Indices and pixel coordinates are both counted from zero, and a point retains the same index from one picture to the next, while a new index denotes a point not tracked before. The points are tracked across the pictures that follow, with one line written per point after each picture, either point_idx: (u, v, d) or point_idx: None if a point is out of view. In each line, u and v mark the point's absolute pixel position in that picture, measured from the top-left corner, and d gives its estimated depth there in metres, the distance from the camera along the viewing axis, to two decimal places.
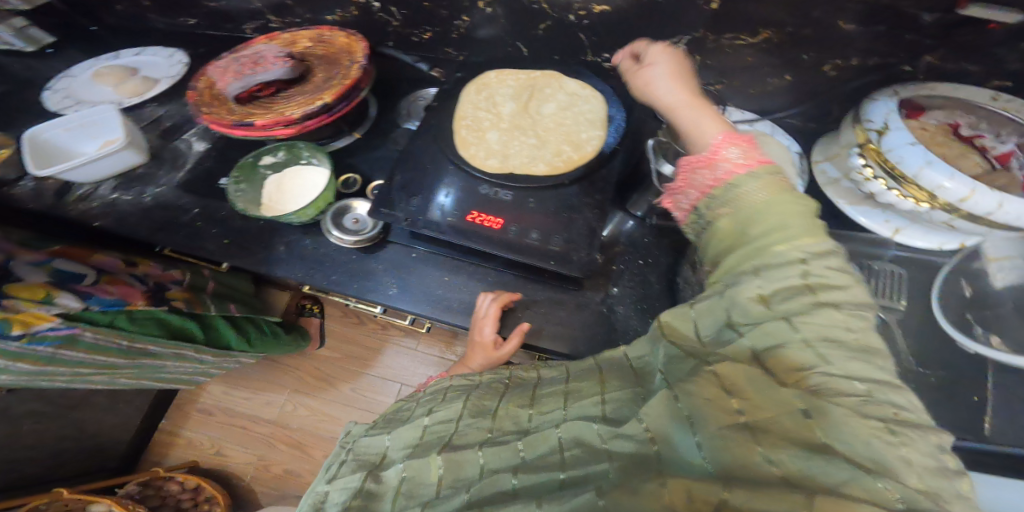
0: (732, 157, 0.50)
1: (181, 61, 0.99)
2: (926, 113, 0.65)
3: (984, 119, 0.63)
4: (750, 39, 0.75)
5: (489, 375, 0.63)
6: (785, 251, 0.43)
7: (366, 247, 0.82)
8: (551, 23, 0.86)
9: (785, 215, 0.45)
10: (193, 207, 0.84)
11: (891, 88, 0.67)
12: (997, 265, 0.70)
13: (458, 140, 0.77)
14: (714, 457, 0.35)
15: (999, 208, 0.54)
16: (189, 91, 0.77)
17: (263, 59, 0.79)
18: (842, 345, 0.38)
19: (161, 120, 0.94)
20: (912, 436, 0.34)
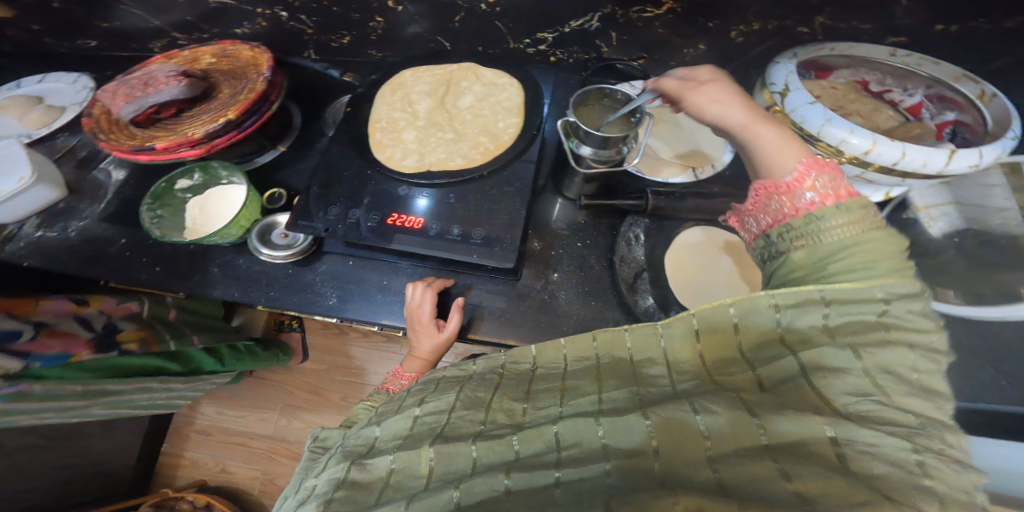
0: (803, 198, 0.48)
1: (86, 85, 0.99)
2: (833, 73, 0.70)
3: (889, 75, 0.68)
4: (656, 11, 0.76)
5: (483, 362, 0.54)
6: (859, 286, 0.42)
7: (301, 258, 0.82)
8: (464, 15, 0.84)
9: (868, 254, 0.44)
10: (120, 237, 0.84)
11: (791, 50, 0.69)
12: (928, 213, 0.74)
13: (374, 144, 0.77)
14: (733, 475, 0.36)
15: (902, 157, 0.57)
16: (85, 119, 0.76)
17: (154, 78, 0.77)
18: (902, 383, 0.39)
19: (76, 150, 0.94)
20: (943, 470, 0.35)
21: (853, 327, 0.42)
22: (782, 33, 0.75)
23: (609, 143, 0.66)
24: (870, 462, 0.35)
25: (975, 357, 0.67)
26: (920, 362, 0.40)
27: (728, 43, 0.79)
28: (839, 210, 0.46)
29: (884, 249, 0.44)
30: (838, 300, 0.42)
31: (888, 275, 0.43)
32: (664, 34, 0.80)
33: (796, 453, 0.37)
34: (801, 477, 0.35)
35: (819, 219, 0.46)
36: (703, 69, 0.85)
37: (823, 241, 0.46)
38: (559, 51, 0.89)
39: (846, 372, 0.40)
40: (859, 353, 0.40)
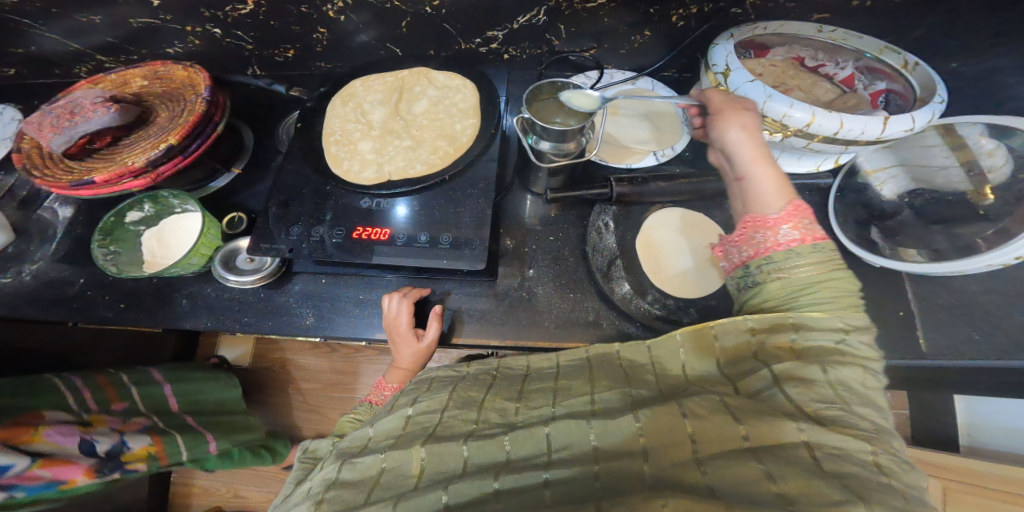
0: (785, 235, 0.52)
1: (14, 118, 0.94)
2: (770, 52, 0.70)
3: (819, 51, 0.69)
4: (598, 2, 0.76)
5: (477, 365, 0.58)
6: (824, 317, 0.48)
7: (272, 281, 0.81)
8: (410, 20, 0.83)
9: (831, 294, 0.49)
10: (78, 277, 0.82)
11: (728, 32, 0.69)
12: (877, 177, 0.77)
13: (329, 158, 0.76)
14: (717, 477, 0.40)
15: (841, 127, 0.59)
16: (13, 155, 0.73)
17: (79, 108, 0.75)
18: (862, 398, 0.44)
19: (15, 190, 0.90)
20: (898, 468, 0.39)
21: (817, 350, 0.46)
22: (719, 16, 0.75)
23: (567, 137, 0.66)
24: (836, 464, 0.39)
25: (945, 313, 0.69)
26: (870, 380, 0.45)
27: (671, 29, 0.80)
28: (812, 250, 0.51)
29: (844, 289, 0.50)
30: (807, 327, 0.47)
31: (845, 311, 0.48)
32: (609, 25, 0.81)
33: (776, 453, 0.40)
34: (786, 479, 0.38)
35: (795, 256, 0.51)
36: (653, 54, 0.86)
37: (794, 276, 0.51)
38: (510, 48, 0.89)
39: (816, 384, 0.44)
40: (825, 369, 0.44)
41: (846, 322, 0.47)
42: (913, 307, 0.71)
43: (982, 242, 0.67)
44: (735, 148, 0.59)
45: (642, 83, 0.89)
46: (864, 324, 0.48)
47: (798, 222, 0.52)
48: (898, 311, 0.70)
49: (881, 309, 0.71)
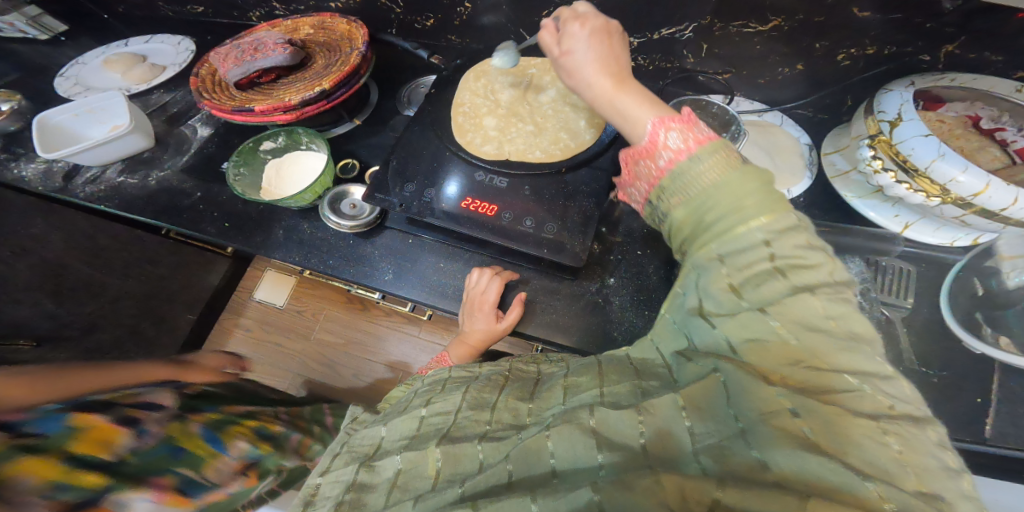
0: (672, 143, 0.48)
1: (188, 49, 1.02)
2: (945, 105, 0.66)
3: (1006, 112, 0.63)
4: (758, 27, 0.75)
5: (490, 368, 0.62)
6: (748, 232, 0.42)
7: (364, 231, 0.83)
8: (553, 10, 0.84)
9: (737, 195, 0.44)
10: (195, 191, 0.87)
11: (909, 78, 0.66)
12: (1010, 263, 0.69)
13: (455, 127, 0.77)
14: (712, 465, 0.35)
15: (1014, 203, 0.55)
16: (193, 78, 0.80)
17: (263, 44, 0.79)
18: (824, 334, 0.38)
19: (167, 106, 0.97)
20: (906, 429, 0.35)
21: (759, 275, 0.41)
22: (900, 61, 0.72)
23: None
24: (836, 438, 0.34)
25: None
26: (830, 306, 0.39)
27: (831, 66, 0.78)
28: (706, 154, 0.47)
29: (748, 186, 0.44)
30: (731, 252, 0.43)
31: (753, 215, 0.43)
32: (760, 51, 0.79)
33: (774, 438, 0.34)
34: (779, 465, 0.33)
35: (681, 172, 0.47)
36: (791, 90, 0.84)
37: (693, 192, 0.46)
38: (640, 57, 0.89)
39: (776, 340, 0.39)
40: (771, 313, 0.39)
41: (762, 231, 0.42)
42: (992, 398, 0.66)
43: None
44: (584, 87, 0.56)
45: (770, 116, 0.85)
46: (793, 224, 0.43)
47: (676, 134, 0.48)
48: (975, 397, 0.66)
49: (959, 389, 0.67)
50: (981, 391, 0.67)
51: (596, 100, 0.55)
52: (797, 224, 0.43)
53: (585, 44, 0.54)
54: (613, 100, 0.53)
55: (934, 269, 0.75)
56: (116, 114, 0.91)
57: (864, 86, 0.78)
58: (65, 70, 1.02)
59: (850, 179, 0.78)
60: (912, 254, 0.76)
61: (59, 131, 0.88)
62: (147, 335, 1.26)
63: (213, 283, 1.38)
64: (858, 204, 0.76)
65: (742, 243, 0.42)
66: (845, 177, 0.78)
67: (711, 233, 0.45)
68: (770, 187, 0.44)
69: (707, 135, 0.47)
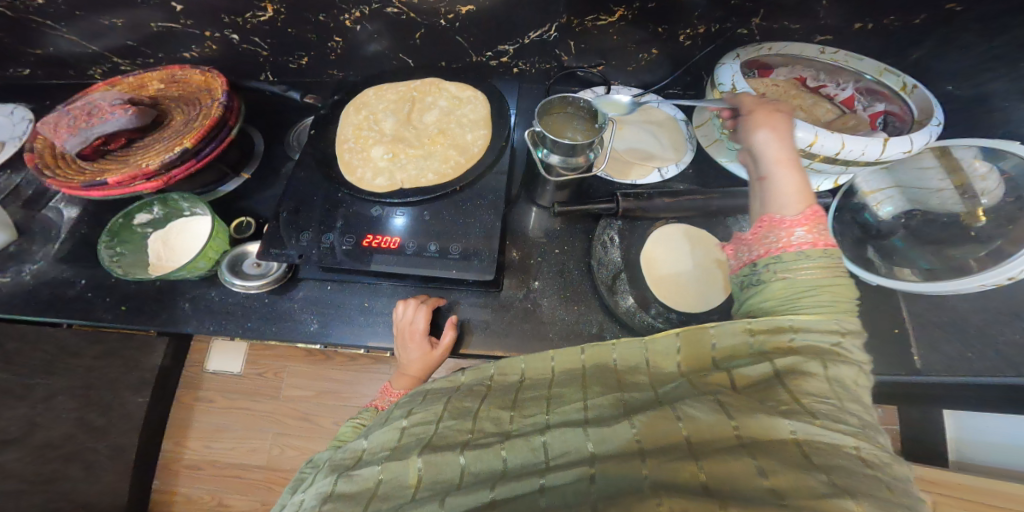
0: (799, 237, 0.51)
1: (26, 118, 0.94)
2: (773, 71, 0.74)
3: (822, 71, 0.72)
4: (609, 18, 0.78)
5: (472, 373, 0.57)
6: (822, 320, 0.48)
7: (277, 287, 0.80)
8: (423, 31, 0.85)
9: (834, 298, 0.49)
10: (80, 278, 0.81)
11: (733, 51, 0.72)
12: (873, 197, 0.79)
13: (343, 165, 0.76)
14: (712, 477, 0.40)
15: (842, 148, 0.61)
16: (27, 155, 0.74)
17: (97, 108, 0.75)
18: (850, 392, 0.45)
19: (20, 188, 0.89)
20: (886, 463, 0.40)
21: (820, 349, 0.47)
22: (723, 36, 0.78)
23: (576, 151, 0.67)
24: (828, 457, 0.40)
25: (937, 331, 0.70)
26: (860, 377, 0.46)
27: (675, 47, 0.82)
28: (822, 255, 0.50)
29: (845, 295, 0.50)
30: (806, 327, 0.48)
31: (833, 311, 0.49)
32: (618, 41, 0.83)
33: (767, 451, 0.41)
34: (774, 473, 0.39)
35: (792, 260, 0.51)
36: (659, 71, 0.89)
37: (799, 278, 0.50)
38: (520, 62, 0.90)
39: (814, 378, 0.45)
40: (825, 364, 0.45)
41: (840, 324, 0.48)
42: (907, 324, 0.71)
43: (975, 261, 0.69)
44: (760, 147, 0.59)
45: (648, 99, 0.90)
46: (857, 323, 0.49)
47: (813, 226, 0.51)
48: (893, 327, 0.71)
49: (881, 317, 0.72)
50: (896, 322, 0.71)
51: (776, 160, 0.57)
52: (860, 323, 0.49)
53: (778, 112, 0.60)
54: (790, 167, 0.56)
55: None
56: None
57: (705, 64, 0.84)
58: None
59: (721, 145, 0.84)
60: None
61: None
62: (96, 425, 1.18)
63: (154, 364, 1.33)
64: (733, 168, 0.83)
65: (815, 320, 0.48)
66: (717, 144, 0.85)
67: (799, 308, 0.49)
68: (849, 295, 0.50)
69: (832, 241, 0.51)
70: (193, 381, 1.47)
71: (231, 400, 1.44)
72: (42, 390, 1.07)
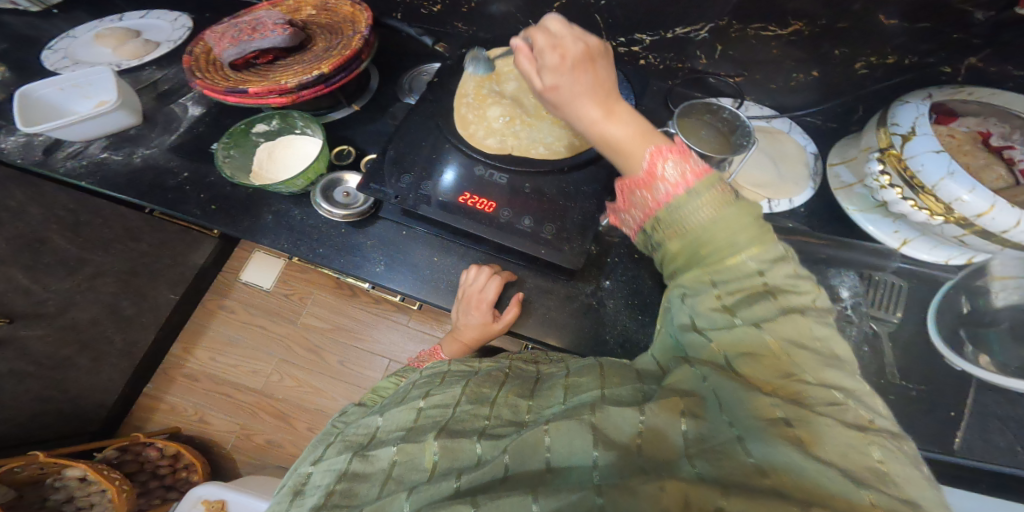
0: (669, 175, 0.48)
1: (185, 26, 0.98)
2: (958, 119, 0.65)
3: (1017, 130, 0.62)
4: (778, 31, 0.74)
5: (488, 363, 0.60)
6: (740, 265, 0.44)
7: (356, 220, 0.80)
8: (564, 2, 0.82)
9: (734, 231, 0.45)
10: (182, 170, 0.83)
11: (926, 90, 0.65)
12: (1000, 284, 0.70)
13: (458, 119, 0.75)
14: (711, 472, 0.35)
15: (1016, 225, 0.54)
16: (185, 56, 0.76)
17: (260, 25, 0.76)
18: (813, 352, 0.40)
19: (159, 84, 0.93)
20: (884, 437, 0.36)
21: (751, 300, 0.43)
22: (919, 70, 0.71)
23: (707, 161, 0.63)
24: (822, 439, 0.35)
25: (997, 421, 0.67)
26: (818, 328, 0.42)
27: (849, 74, 0.77)
28: (687, 196, 0.47)
29: (744, 225, 0.45)
30: (722, 278, 0.44)
31: (748, 247, 0.44)
32: (776, 56, 0.78)
33: (765, 439, 0.35)
34: (775, 469, 0.34)
35: (677, 208, 0.47)
36: (802, 96, 0.83)
37: (688, 230, 0.47)
38: (651, 55, 0.87)
39: (770, 354, 0.40)
40: (763, 320, 0.41)
41: (760, 267, 0.44)
42: (965, 411, 0.68)
43: None
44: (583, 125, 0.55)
45: (778, 123, 0.84)
46: (782, 254, 0.45)
47: (668, 171, 0.48)
48: (950, 410, 0.68)
49: (937, 402, 0.68)
50: (955, 404, 0.68)
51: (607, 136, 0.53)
52: (785, 254, 0.45)
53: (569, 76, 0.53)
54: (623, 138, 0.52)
55: (924, 287, 0.75)
56: (102, 89, 0.86)
57: (879, 95, 0.78)
58: (53, 43, 0.97)
59: (853, 191, 0.77)
60: (907, 271, 0.75)
61: (40, 105, 0.84)
62: (125, 314, 1.25)
63: (196, 263, 1.39)
64: (858, 218, 0.76)
65: (738, 274, 0.44)
66: (848, 190, 0.78)
67: (712, 269, 0.45)
68: (761, 219, 0.46)
69: (700, 168, 0.47)
70: (222, 287, 1.48)
71: (252, 316, 1.46)
72: (92, 267, 1.14)
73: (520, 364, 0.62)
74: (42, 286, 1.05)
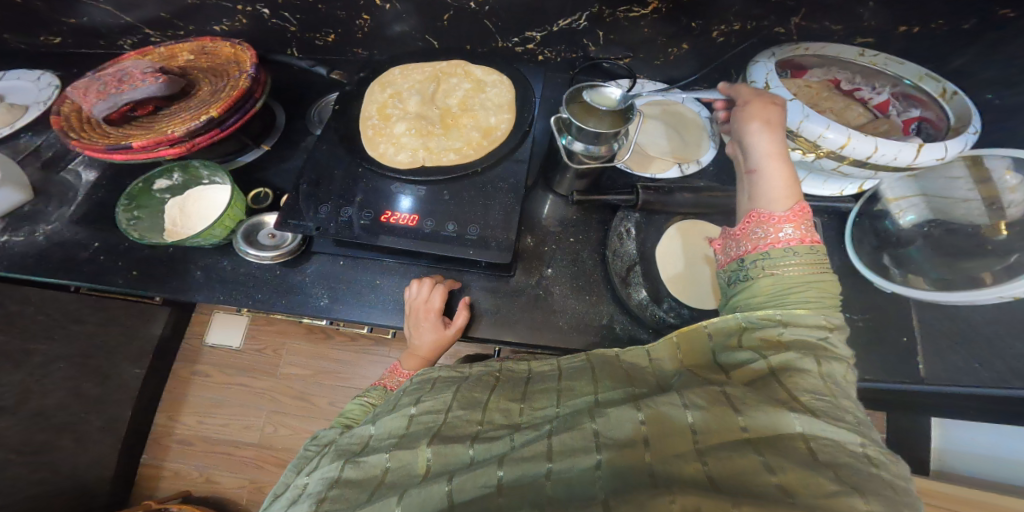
0: (788, 233, 0.53)
1: (51, 84, 0.95)
2: (807, 72, 0.73)
3: (858, 74, 0.72)
4: (642, 11, 0.78)
5: (479, 366, 0.56)
6: (811, 314, 0.49)
7: (290, 259, 0.80)
8: (451, 14, 0.85)
9: (819, 292, 0.51)
10: (93, 241, 0.81)
11: (769, 51, 0.71)
12: (898, 204, 0.78)
13: (367, 140, 0.76)
14: (718, 469, 0.38)
15: (874, 151, 0.61)
16: (53, 117, 0.74)
17: (128, 75, 0.76)
18: (845, 388, 0.44)
19: (41, 150, 0.90)
20: (893, 459, 0.39)
21: (807, 342, 0.47)
22: (758, 33, 0.79)
23: (602, 139, 0.67)
24: (833, 453, 0.38)
25: (942, 339, 0.71)
26: (851, 372, 0.46)
27: (708, 44, 0.83)
28: (807, 252, 0.52)
29: (826, 293, 0.51)
30: (793, 321, 0.49)
31: (828, 307, 0.50)
32: (648, 35, 0.83)
33: (776, 445, 0.39)
34: (783, 471, 0.37)
35: (790, 256, 0.52)
36: (686, 67, 0.89)
37: (785, 275, 0.52)
38: (547, 50, 0.91)
39: (808, 374, 0.44)
40: (819, 360, 0.45)
41: (826, 318, 0.49)
42: (916, 333, 0.73)
43: (988, 276, 0.69)
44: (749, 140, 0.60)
45: (675, 95, 0.92)
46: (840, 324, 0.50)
47: (800, 223, 0.53)
48: (902, 336, 0.73)
49: (884, 331, 0.73)
50: (906, 330, 0.73)
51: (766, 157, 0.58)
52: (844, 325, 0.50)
53: (775, 110, 0.60)
54: (773, 163, 0.57)
55: (835, 219, 0.83)
56: None
57: (742, 57, 0.85)
58: None
59: None
60: (813, 209, 0.82)
61: None
62: (92, 395, 1.19)
63: (156, 334, 1.33)
64: None
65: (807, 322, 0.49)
66: None
67: (787, 306, 0.50)
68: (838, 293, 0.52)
69: (817, 238, 0.53)
70: (192, 354, 1.44)
71: (227, 375, 1.42)
72: (39, 355, 1.08)
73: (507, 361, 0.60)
74: None
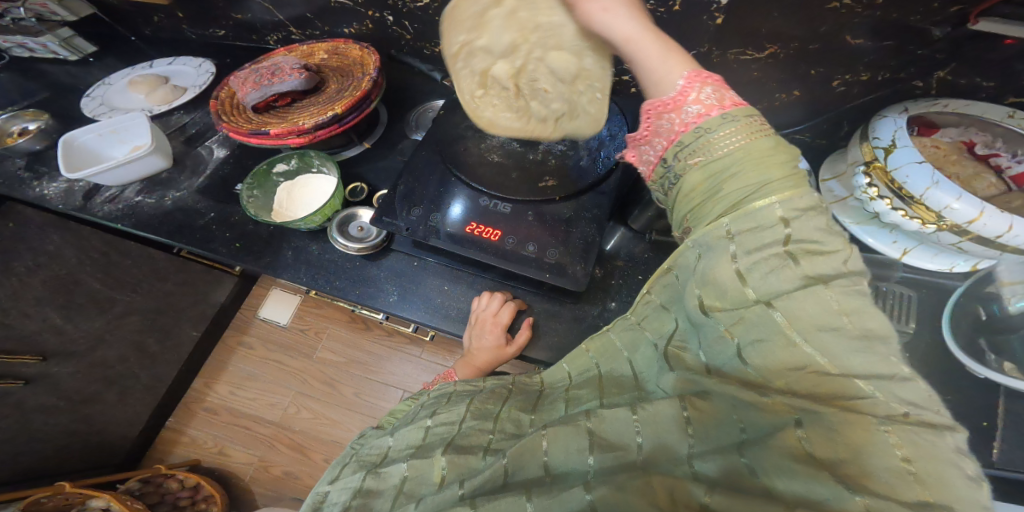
0: (703, 97, 0.44)
1: (209, 71, 1.07)
2: (940, 130, 0.69)
3: (999, 138, 0.65)
4: (756, 54, 0.78)
5: (494, 380, 0.58)
6: (764, 208, 0.38)
7: (370, 254, 0.84)
8: None
9: (763, 166, 0.40)
10: (210, 211, 0.89)
11: (903, 105, 0.69)
12: (1010, 289, 0.69)
13: (461, 147, 0.80)
14: (707, 470, 0.36)
15: (1009, 231, 0.56)
16: (213, 101, 0.84)
17: (280, 70, 0.83)
18: (836, 332, 0.34)
19: (187, 127, 1.02)
20: (913, 435, 0.32)
21: (768, 248, 0.37)
22: (895, 86, 0.74)
23: None
24: (828, 444, 0.33)
25: None
26: (845, 299, 0.35)
27: (827, 93, 0.80)
28: (721, 123, 0.42)
29: (776, 163, 0.40)
30: (749, 226, 0.38)
31: (776, 187, 0.39)
32: (758, 77, 0.82)
33: (763, 445, 0.35)
34: (766, 472, 0.34)
35: (708, 132, 0.42)
36: (791, 114, 0.87)
37: (713, 156, 0.42)
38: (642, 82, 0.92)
39: (769, 322, 0.37)
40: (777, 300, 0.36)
41: (780, 210, 0.38)
42: (999, 420, 0.66)
43: None
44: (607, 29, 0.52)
45: None
46: (814, 203, 0.38)
47: (702, 93, 0.44)
48: (983, 421, 0.67)
49: (960, 415, 0.67)
50: (988, 415, 0.67)
51: (629, 41, 0.50)
52: (819, 204, 0.38)
53: None
54: (650, 43, 0.49)
55: (933, 294, 0.76)
56: (138, 134, 0.96)
57: (862, 111, 0.81)
58: (91, 91, 1.08)
59: (849, 205, 0.78)
60: (911, 280, 0.77)
61: (81, 148, 0.93)
62: (150, 351, 1.28)
63: (218, 302, 1.40)
64: (857, 231, 0.77)
65: (761, 220, 0.38)
66: (843, 204, 0.79)
67: (724, 207, 0.41)
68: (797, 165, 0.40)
69: (738, 99, 0.43)
70: (242, 324, 1.51)
71: (270, 351, 1.48)
72: (121, 306, 1.20)
73: (523, 377, 0.61)
74: (74, 326, 1.12)
